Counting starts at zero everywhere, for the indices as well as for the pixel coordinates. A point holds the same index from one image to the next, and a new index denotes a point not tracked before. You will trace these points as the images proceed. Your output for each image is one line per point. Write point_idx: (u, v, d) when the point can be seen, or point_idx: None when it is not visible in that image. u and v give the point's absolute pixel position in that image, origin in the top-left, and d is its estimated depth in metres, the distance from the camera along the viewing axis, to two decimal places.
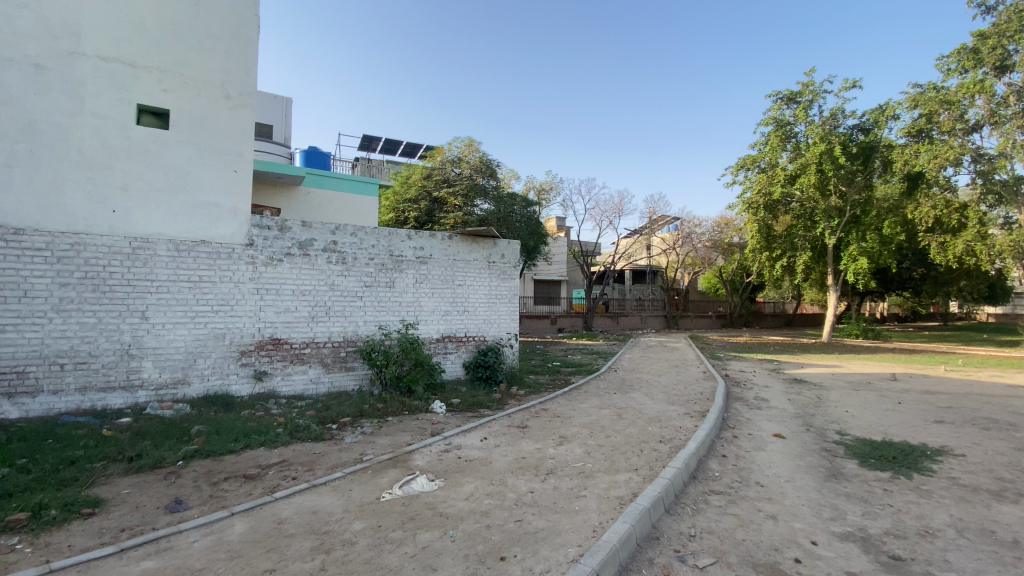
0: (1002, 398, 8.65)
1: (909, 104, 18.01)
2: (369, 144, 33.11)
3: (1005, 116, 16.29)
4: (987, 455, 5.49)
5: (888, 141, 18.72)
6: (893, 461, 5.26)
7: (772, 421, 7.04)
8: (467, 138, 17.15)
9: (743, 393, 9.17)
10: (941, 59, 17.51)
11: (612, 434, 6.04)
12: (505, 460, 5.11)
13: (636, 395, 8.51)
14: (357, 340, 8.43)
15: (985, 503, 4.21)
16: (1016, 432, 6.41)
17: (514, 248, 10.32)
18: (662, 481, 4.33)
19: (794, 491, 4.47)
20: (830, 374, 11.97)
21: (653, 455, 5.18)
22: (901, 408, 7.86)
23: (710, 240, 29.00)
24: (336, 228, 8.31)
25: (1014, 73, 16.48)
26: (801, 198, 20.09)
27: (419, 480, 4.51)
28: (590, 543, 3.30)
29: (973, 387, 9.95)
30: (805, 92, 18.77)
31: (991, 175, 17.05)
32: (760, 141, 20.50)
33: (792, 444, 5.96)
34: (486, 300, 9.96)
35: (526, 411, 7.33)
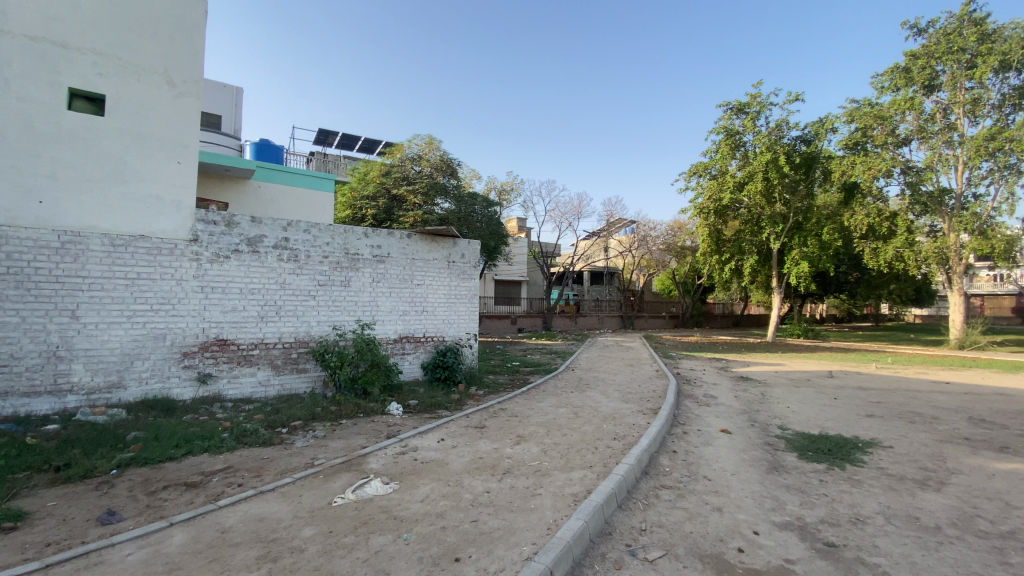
0: (925, 393, 9.36)
1: (846, 118, 19.28)
2: (325, 139, 32.21)
3: (931, 132, 17.70)
4: (912, 446, 5.94)
5: (827, 152, 19.91)
6: (829, 454, 5.60)
7: (719, 417, 7.35)
8: (428, 136, 16.99)
9: (693, 390, 9.53)
10: (876, 77, 18.85)
11: (568, 432, 6.12)
12: (462, 461, 5.09)
13: (593, 394, 8.68)
14: (310, 341, 8.16)
15: (909, 491, 4.54)
16: (937, 425, 6.97)
17: (474, 248, 10.31)
18: (615, 477, 4.44)
19: (738, 484, 4.68)
20: (774, 371, 12.61)
21: (607, 452, 5.30)
22: (837, 404, 8.38)
23: (665, 243, 29.92)
24: (288, 224, 8.03)
25: (941, 92, 17.92)
26: (748, 205, 21.07)
27: (372, 484, 4.42)
28: (545, 540, 3.34)
29: (900, 383, 10.72)
30: (753, 103, 19.65)
31: (919, 186, 18.47)
32: (710, 149, 21.29)
33: (738, 439, 6.23)
34: (445, 301, 9.87)
35: (484, 411, 7.34)
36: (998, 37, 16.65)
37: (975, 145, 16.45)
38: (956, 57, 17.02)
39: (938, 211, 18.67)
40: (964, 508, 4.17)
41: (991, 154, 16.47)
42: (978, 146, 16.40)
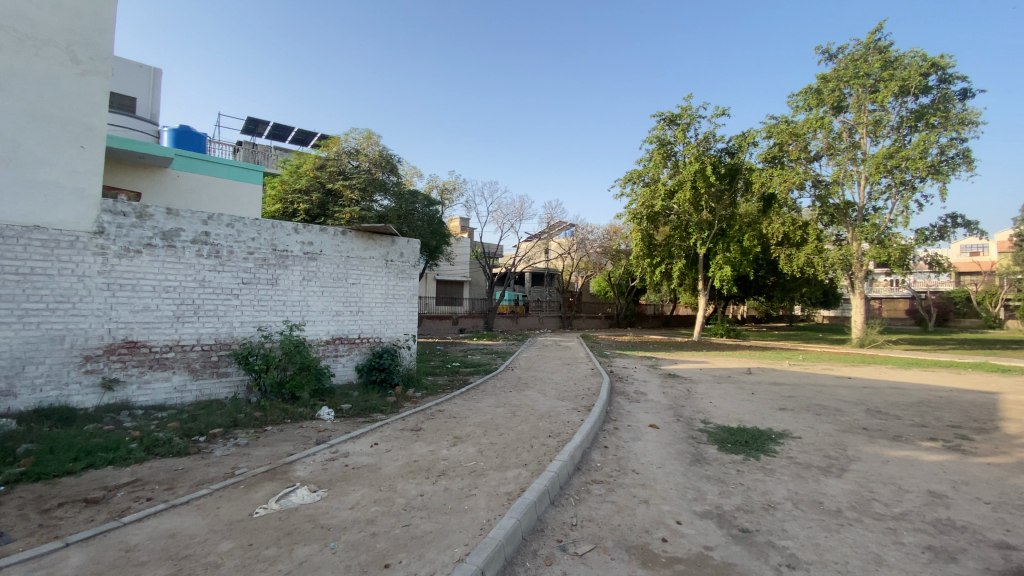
0: (831, 387, 10.29)
1: (765, 133, 20.78)
2: (254, 128, 30.48)
3: (839, 149, 19.50)
4: (817, 436, 6.51)
5: (749, 165, 21.41)
6: (746, 445, 6.01)
7: (649, 413, 7.68)
8: (366, 130, 16.54)
9: (626, 388, 9.91)
10: (792, 96, 20.46)
11: (505, 432, 6.16)
12: (396, 465, 4.97)
13: (531, 393, 8.79)
14: (232, 343, 7.67)
15: (815, 478, 4.97)
16: (839, 416, 7.68)
17: (413, 247, 10.14)
18: (548, 474, 4.51)
19: (664, 476, 4.92)
20: (700, 369, 13.37)
21: (542, 450, 5.38)
22: (754, 398, 9.01)
23: (602, 246, 30.96)
24: (209, 217, 7.52)
25: (847, 113, 19.78)
26: (678, 212, 22.24)
27: (298, 492, 4.23)
28: (477, 541, 3.33)
29: (810, 378, 11.70)
30: (684, 115, 20.72)
31: (828, 199, 20.31)
32: (645, 157, 22.24)
33: (665, 433, 6.54)
34: (382, 301, 9.61)
35: (421, 413, 7.23)
36: (898, 64, 18.51)
37: (876, 163, 18.31)
38: (862, 82, 18.81)
39: (844, 222, 20.54)
40: (860, 492, 4.62)
41: (889, 171, 18.36)
42: (879, 164, 18.27)
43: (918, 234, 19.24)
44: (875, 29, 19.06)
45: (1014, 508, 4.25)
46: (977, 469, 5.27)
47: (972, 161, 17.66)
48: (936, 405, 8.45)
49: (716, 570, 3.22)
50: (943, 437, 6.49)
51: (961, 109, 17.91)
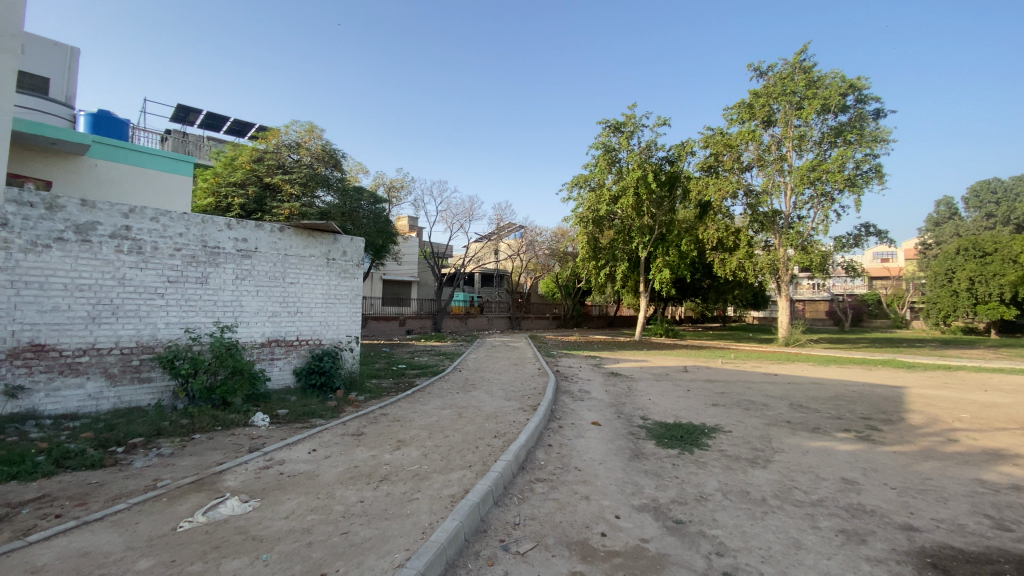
0: (759, 383, 10.99)
1: (702, 144, 21.90)
2: (185, 117, 28.55)
3: (767, 161, 20.91)
4: (745, 430, 6.94)
5: (687, 173, 22.51)
6: (681, 439, 6.30)
7: (592, 411, 7.88)
8: (308, 123, 15.90)
9: (570, 386, 10.11)
10: (727, 109, 21.65)
11: (450, 434, 6.12)
12: (335, 472, 4.82)
13: (477, 394, 8.79)
14: (156, 346, 7.14)
15: (743, 469, 5.29)
16: (766, 410, 8.22)
17: (357, 246, 9.87)
18: (492, 474, 4.53)
19: (605, 472, 5.07)
20: (641, 367, 13.88)
21: (487, 451, 5.40)
22: (690, 395, 9.47)
23: (550, 248, 31.51)
24: (131, 210, 6.97)
25: (775, 127, 21.20)
26: (622, 216, 23.01)
27: (228, 503, 4.00)
28: (418, 545, 3.29)
29: (741, 375, 12.43)
30: (628, 123, 21.44)
31: (757, 208, 21.69)
32: (591, 162, 22.86)
33: (606, 430, 6.74)
34: (323, 302, 9.26)
35: (364, 417, 7.05)
36: (821, 84, 19.98)
37: (800, 174, 19.73)
38: (788, 98, 20.18)
39: (772, 229, 21.93)
40: (783, 481, 4.96)
41: (812, 182, 19.83)
42: (803, 175, 19.69)
43: (836, 241, 20.89)
44: (800, 50, 20.50)
45: (913, 491, 4.72)
46: (884, 457, 5.80)
47: (882, 176, 19.35)
48: (849, 399, 9.24)
49: (652, 562, 3.35)
50: (856, 428, 7.10)
51: (875, 127, 19.63)
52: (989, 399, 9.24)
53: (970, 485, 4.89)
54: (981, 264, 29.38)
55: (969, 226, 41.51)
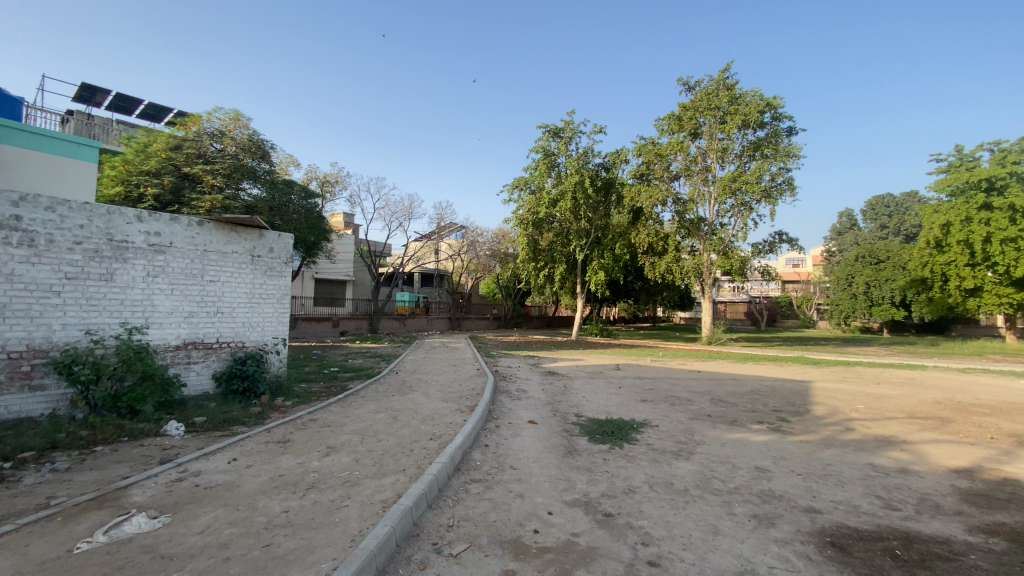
0: (685, 380, 11.64)
1: (636, 152, 22.87)
2: (91, 97, 25.88)
3: (693, 171, 22.26)
4: (671, 424, 7.33)
5: (621, 180, 23.40)
6: (612, 435, 6.54)
7: (528, 410, 7.99)
8: (232, 110, 15.02)
9: (508, 386, 10.18)
10: (659, 120, 22.79)
11: (384, 438, 5.98)
12: (257, 482, 4.56)
13: (414, 396, 8.64)
14: (50, 350, 6.42)
15: (668, 462, 5.58)
16: (689, 405, 8.73)
17: (285, 242, 9.36)
18: (426, 477, 4.47)
19: (539, 470, 5.16)
20: (577, 366, 14.27)
21: (422, 453, 5.33)
22: (622, 392, 9.86)
23: (491, 249, 31.65)
24: (21, 199, 6.27)
25: (701, 139, 22.54)
26: (560, 219, 23.52)
27: (134, 520, 3.67)
28: (346, 554, 3.19)
29: (669, 372, 13.09)
30: (567, 129, 21.96)
31: (684, 215, 22.97)
32: (531, 166, 23.24)
33: (541, 428, 6.86)
34: (246, 302, 8.72)
35: (291, 423, 6.72)
36: (741, 101, 21.47)
37: (723, 185, 21.10)
38: (713, 113, 21.51)
39: (697, 235, 23.24)
40: (704, 472, 5.28)
41: (733, 192, 21.28)
42: (725, 186, 21.08)
43: (753, 248, 22.52)
44: (724, 68, 21.94)
45: (816, 477, 5.19)
46: (792, 446, 6.33)
47: (793, 188, 21.10)
48: (763, 393, 10.01)
49: (582, 555, 3.46)
50: (768, 420, 7.71)
51: (788, 143, 21.32)
52: (879, 391, 10.35)
53: (863, 469, 5.46)
54: (875, 271, 32.90)
55: (865, 236, 46.31)
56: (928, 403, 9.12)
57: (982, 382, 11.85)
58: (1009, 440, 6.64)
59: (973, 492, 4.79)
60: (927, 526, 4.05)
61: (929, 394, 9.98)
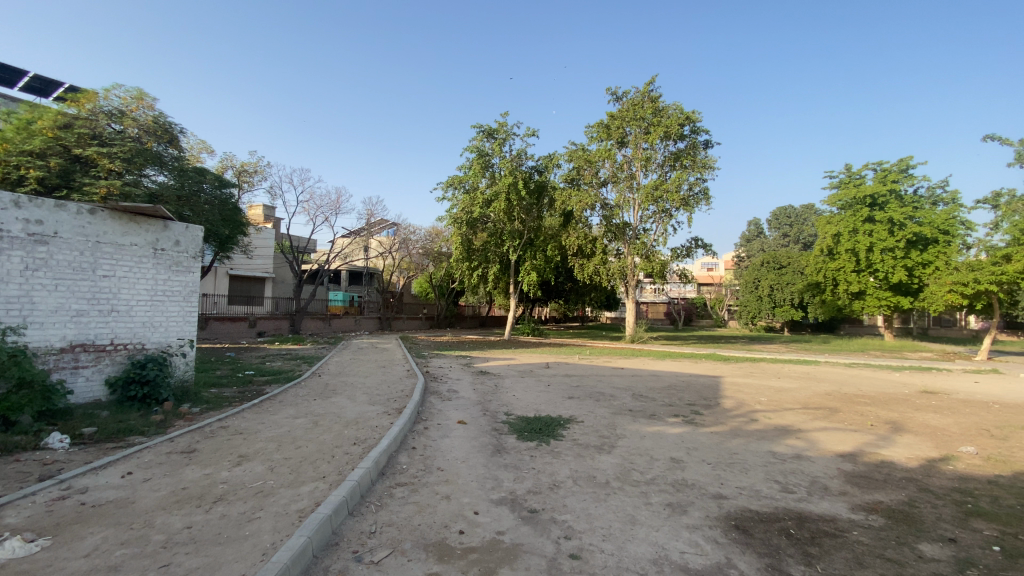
0: (610, 377, 12.13)
1: (567, 157, 23.54)
2: None
3: (620, 178, 23.29)
4: (595, 419, 7.61)
5: (553, 184, 23.95)
6: (539, 433, 6.66)
7: (457, 410, 7.94)
8: (136, 88, 13.80)
9: (438, 387, 10.05)
10: (588, 127, 23.60)
11: (303, 444, 5.69)
12: (157, 496, 4.17)
13: (337, 400, 8.30)
14: None
15: (592, 456, 5.79)
16: (613, 400, 9.12)
17: (194, 235, 8.63)
18: (348, 484, 4.31)
19: (466, 470, 5.14)
20: (508, 365, 14.41)
21: (344, 459, 5.13)
22: (550, 389, 10.10)
23: (423, 247, 31.18)
24: None
25: (626, 147, 23.57)
26: (494, 220, 23.64)
27: (5, 546, 3.22)
28: (256, 569, 3.00)
29: (596, 370, 13.60)
30: (501, 131, 22.09)
31: (611, 219, 23.92)
32: (465, 165, 23.19)
33: (470, 428, 6.85)
34: (147, 300, 7.93)
35: (198, 432, 6.20)
36: (664, 113, 22.69)
37: (646, 192, 22.20)
38: (638, 123, 22.58)
39: (622, 239, 24.17)
40: (624, 464, 5.53)
41: (655, 200, 22.48)
42: (648, 194, 22.19)
43: (673, 252, 23.88)
44: (649, 82, 23.14)
45: (724, 465, 5.60)
46: (704, 437, 6.78)
47: (708, 198, 22.65)
48: (680, 388, 10.68)
49: (506, 553, 3.48)
50: (683, 413, 8.24)
51: (704, 156, 22.80)
52: (779, 384, 11.38)
53: (765, 456, 5.96)
54: (778, 275, 36.14)
55: (770, 244, 50.69)
56: (819, 394, 10.15)
57: (862, 375, 13.39)
58: (884, 426, 7.54)
59: (855, 474, 5.39)
60: (817, 506, 4.51)
61: (820, 387, 11.11)
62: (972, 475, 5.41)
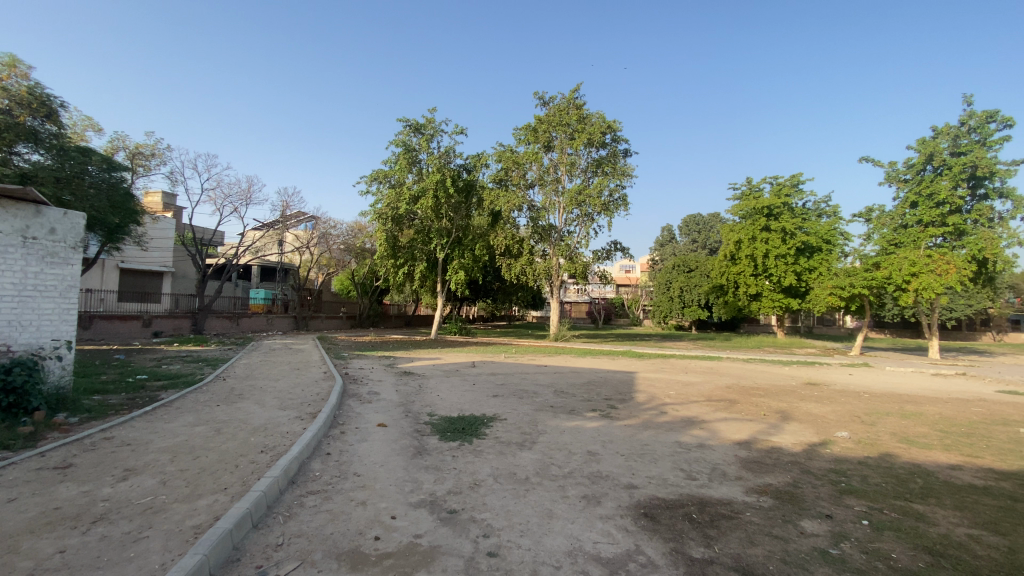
0: (533, 374, 12.41)
1: (495, 157, 23.70)
2: None
3: (546, 181, 23.85)
4: (518, 416, 7.72)
5: (481, 183, 23.99)
6: (461, 432, 6.63)
7: (377, 413, 7.68)
8: (8, 53, 12.10)
9: (357, 389, 9.69)
10: (516, 129, 23.92)
11: (203, 454, 5.24)
12: (21, 519, 3.64)
13: (245, 405, 7.73)
14: None
15: (513, 453, 5.86)
16: (535, 398, 9.33)
17: (74, 222, 7.63)
18: (252, 494, 4.03)
19: (384, 474, 4.99)
20: (433, 364, 14.27)
21: (249, 469, 4.79)
22: (474, 388, 10.11)
23: (345, 243, 29.94)
24: None
25: (553, 151, 24.14)
26: (421, 217, 23.22)
27: None
28: None
29: (521, 368, 13.85)
30: (428, 127, 21.75)
31: (538, 221, 24.41)
32: (391, 159, 22.56)
33: (391, 431, 6.67)
34: (11, 296, 6.89)
35: (76, 444, 5.50)
36: (588, 121, 23.48)
37: (570, 196, 22.90)
38: (564, 129, 23.22)
39: (547, 240, 24.72)
40: (544, 459, 5.66)
41: (579, 203, 23.24)
42: (572, 198, 22.92)
43: (594, 254, 24.84)
44: (574, 89, 23.90)
45: (636, 456, 5.92)
46: (619, 430, 7.12)
47: (627, 205, 23.82)
48: (599, 384, 11.16)
49: (423, 556, 3.43)
50: (600, 408, 8.60)
51: (623, 164, 23.89)
52: (686, 379, 12.24)
53: (672, 446, 6.38)
54: (687, 278, 38.79)
55: (681, 249, 54.28)
56: (721, 387, 11.07)
57: (757, 369, 14.76)
58: (775, 415, 8.37)
59: (750, 459, 5.93)
60: (717, 491, 4.89)
61: (721, 380, 12.10)
62: (845, 457, 6.15)
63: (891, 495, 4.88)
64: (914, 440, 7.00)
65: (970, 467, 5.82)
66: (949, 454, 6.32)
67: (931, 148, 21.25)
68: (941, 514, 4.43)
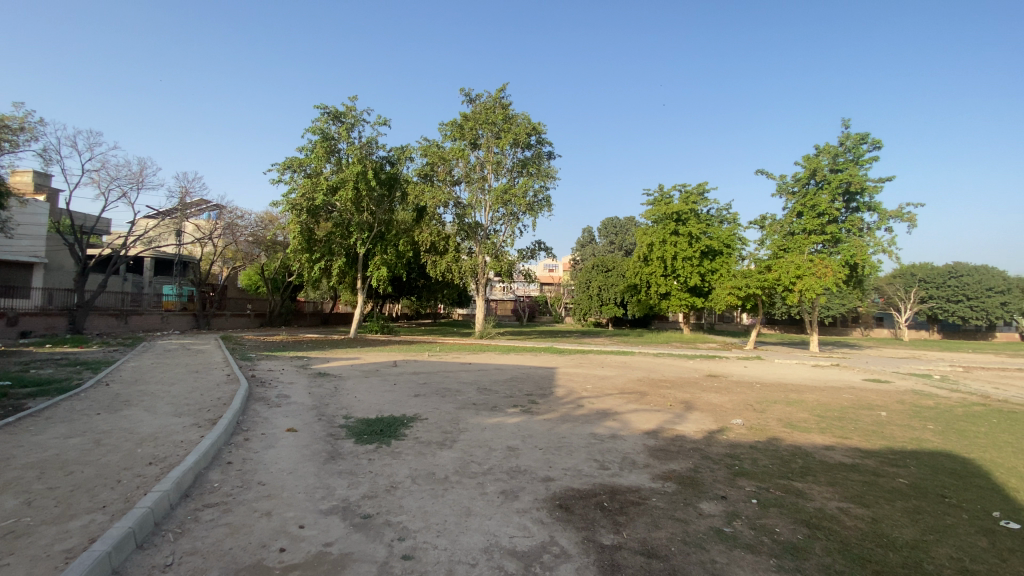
0: (455, 372, 12.35)
1: (420, 152, 23.26)
2: None
3: (472, 178, 23.78)
4: (438, 416, 7.66)
5: (405, 176, 23.44)
6: (378, 434, 6.44)
7: (287, 417, 7.24)
8: None
9: (266, 392, 9.09)
10: (442, 124, 23.63)
11: (78, 469, 4.65)
12: None
13: (132, 413, 6.97)
14: None
15: (432, 453, 5.79)
16: (457, 395, 9.30)
17: None
18: (138, 511, 3.65)
19: (293, 481, 4.73)
20: (350, 364, 13.74)
21: (135, 483, 4.33)
22: (394, 388, 9.87)
23: (254, 235, 27.89)
24: None
25: (479, 149, 24.17)
26: (340, 209, 22.17)
27: None
28: None
29: (443, 366, 13.74)
30: (348, 115, 20.84)
31: (464, 218, 24.27)
32: (307, 147, 21.37)
33: (302, 436, 6.32)
34: None
35: None
36: (513, 121, 23.75)
37: (496, 195, 23.01)
38: (489, 127, 23.31)
39: (473, 238, 24.65)
40: (463, 458, 5.66)
41: (505, 202, 23.40)
42: (498, 196, 23.04)
43: (518, 253, 25.20)
44: (500, 89, 24.06)
45: (553, 450, 6.09)
46: (538, 425, 7.29)
47: (550, 206, 24.41)
48: (520, 380, 11.35)
49: (332, 565, 3.30)
50: (520, 403, 8.77)
51: (547, 165, 24.43)
52: (602, 373, 12.81)
53: (587, 438, 6.64)
54: (606, 277, 40.55)
55: (600, 249, 56.62)
56: (633, 380, 11.73)
57: (666, 363, 15.78)
58: (680, 406, 9.01)
59: (657, 448, 6.33)
60: (627, 479, 5.18)
61: (633, 374, 12.80)
62: (739, 442, 6.76)
63: (777, 475, 5.45)
64: (796, 424, 7.86)
65: (840, 447, 6.65)
66: (824, 436, 7.17)
67: (814, 164, 23.84)
68: (816, 491, 5.01)
